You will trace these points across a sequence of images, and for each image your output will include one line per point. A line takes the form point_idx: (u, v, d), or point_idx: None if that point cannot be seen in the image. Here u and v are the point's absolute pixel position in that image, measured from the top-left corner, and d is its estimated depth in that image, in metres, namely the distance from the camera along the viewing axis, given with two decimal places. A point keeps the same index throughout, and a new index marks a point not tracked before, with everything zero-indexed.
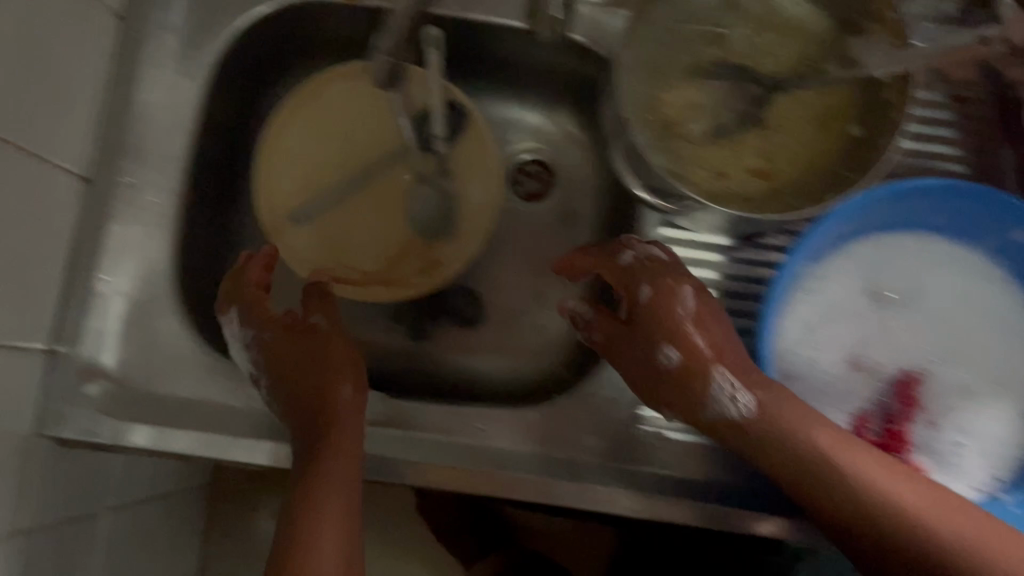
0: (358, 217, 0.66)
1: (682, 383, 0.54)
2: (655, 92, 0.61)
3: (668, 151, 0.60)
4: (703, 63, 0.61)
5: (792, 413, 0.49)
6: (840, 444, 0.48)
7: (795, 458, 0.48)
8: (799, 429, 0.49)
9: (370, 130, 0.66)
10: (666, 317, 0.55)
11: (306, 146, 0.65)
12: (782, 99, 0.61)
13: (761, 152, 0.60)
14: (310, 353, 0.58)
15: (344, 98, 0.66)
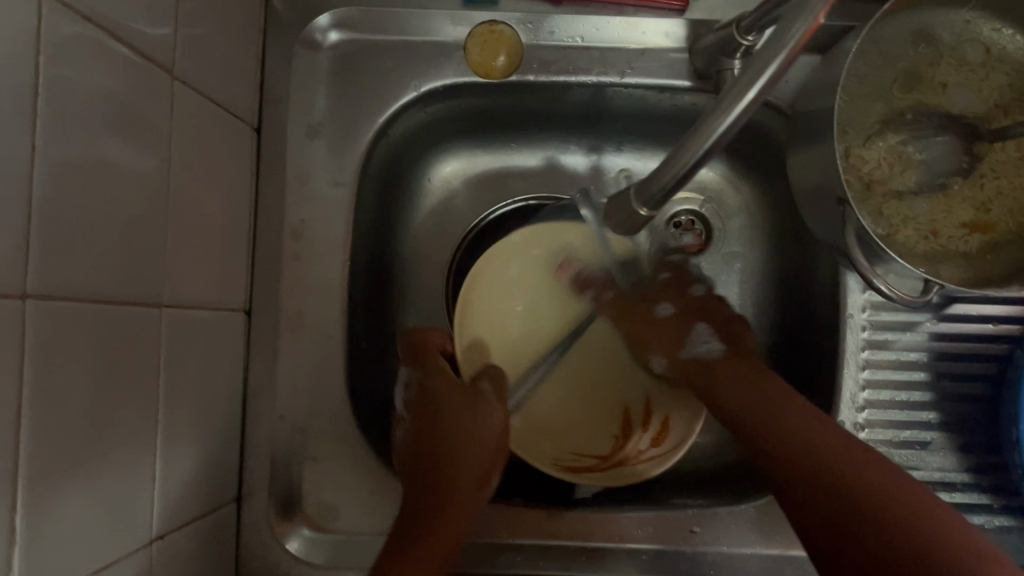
0: (571, 395, 0.64)
1: (761, 425, 0.51)
2: (852, 150, 0.55)
3: (874, 215, 0.54)
4: (905, 110, 0.55)
5: (854, 461, 0.46)
6: (911, 496, 0.43)
7: (855, 501, 0.44)
8: (856, 471, 0.45)
9: (561, 295, 0.64)
10: (693, 321, 0.62)
11: (504, 313, 0.63)
12: (1002, 144, 0.53)
13: (978, 204, 0.54)
14: (467, 401, 0.58)
15: (533, 266, 0.64)
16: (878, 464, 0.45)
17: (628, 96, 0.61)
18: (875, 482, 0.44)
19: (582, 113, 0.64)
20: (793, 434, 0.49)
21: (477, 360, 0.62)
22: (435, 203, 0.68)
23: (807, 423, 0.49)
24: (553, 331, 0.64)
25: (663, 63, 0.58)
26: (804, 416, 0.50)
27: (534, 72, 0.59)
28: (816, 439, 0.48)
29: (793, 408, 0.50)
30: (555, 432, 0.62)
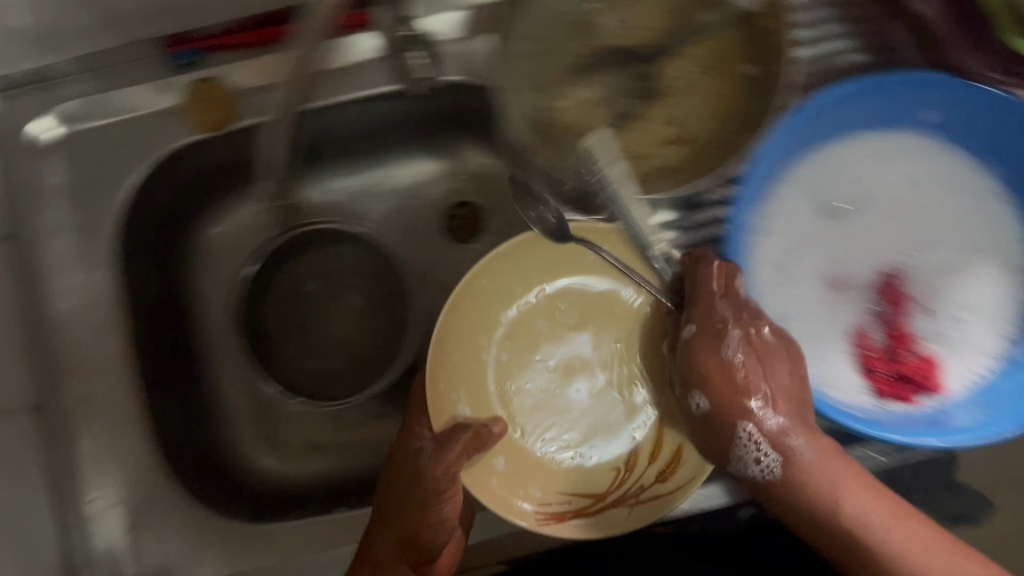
0: (563, 426, 0.62)
1: (813, 530, 0.49)
2: (545, 104, 0.59)
3: (582, 155, 0.58)
4: (583, 61, 0.59)
5: (938, 560, 0.47)
6: (917, 542, 0.47)
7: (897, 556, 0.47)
8: (901, 542, 0.47)
9: (538, 308, 0.63)
10: (738, 409, 0.50)
11: (483, 319, 0.62)
12: (669, 62, 0.58)
13: (670, 121, 0.58)
14: (412, 478, 0.56)
15: (556, 269, 0.63)
16: (931, 535, 0.48)
17: (355, 113, 0.64)
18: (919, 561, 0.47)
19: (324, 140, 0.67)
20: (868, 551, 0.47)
21: (442, 410, 0.59)
22: (214, 257, 0.68)
23: (879, 517, 0.48)
24: (553, 352, 0.63)
25: (366, 74, 0.62)
26: (853, 500, 0.48)
27: (259, 116, 0.63)
28: (921, 544, 0.47)
29: (891, 524, 0.48)
30: (571, 469, 0.61)
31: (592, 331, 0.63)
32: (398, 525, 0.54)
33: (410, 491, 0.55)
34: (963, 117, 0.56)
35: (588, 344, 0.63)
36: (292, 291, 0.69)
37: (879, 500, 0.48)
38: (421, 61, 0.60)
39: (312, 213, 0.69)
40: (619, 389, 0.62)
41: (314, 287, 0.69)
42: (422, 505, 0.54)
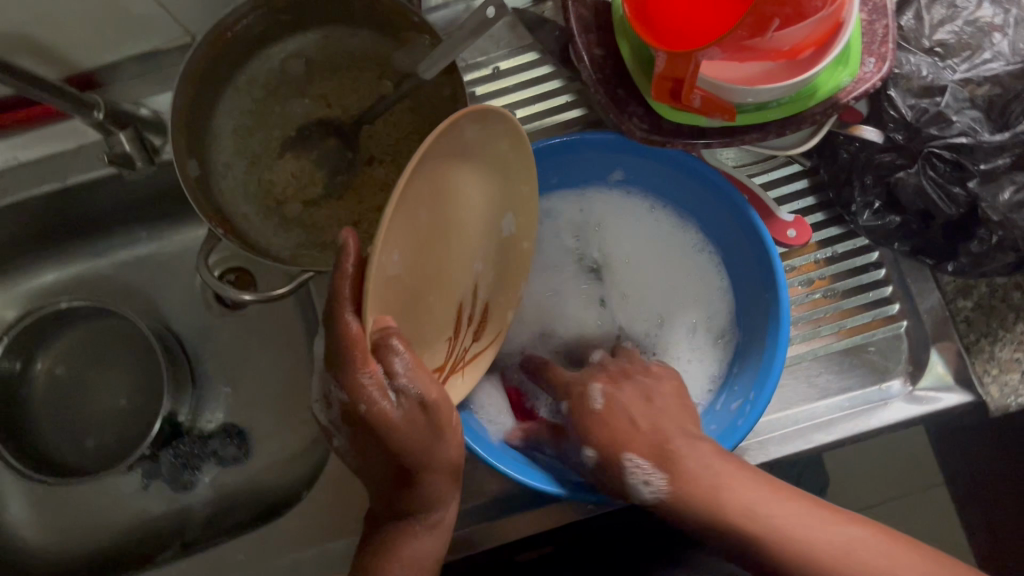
0: (439, 272, 0.45)
1: (731, 545, 0.45)
2: (260, 180, 0.61)
3: (297, 229, 0.61)
4: (294, 134, 0.60)
5: (819, 520, 0.44)
6: (857, 555, 0.42)
7: (811, 545, 0.43)
8: (824, 534, 0.43)
9: (496, 148, 0.45)
10: (616, 453, 0.50)
11: (437, 165, 0.41)
12: (377, 129, 0.60)
13: (381, 187, 0.60)
14: (420, 421, 0.41)
15: (471, 145, 0.43)
16: (827, 518, 0.44)
17: (96, 191, 0.66)
18: (837, 538, 0.43)
19: (78, 219, 0.69)
20: (745, 524, 0.44)
21: (377, 301, 0.38)
22: None
23: (750, 494, 0.45)
24: (467, 200, 0.45)
25: (92, 156, 0.63)
26: (738, 486, 0.46)
27: None
28: (803, 523, 0.43)
29: (769, 494, 0.45)
30: (426, 329, 0.45)
31: (468, 181, 0.45)
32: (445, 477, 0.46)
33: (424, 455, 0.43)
34: (684, 189, 0.60)
35: (474, 229, 0.48)
36: (53, 376, 0.70)
37: (752, 485, 0.46)
38: (129, 142, 0.60)
39: (83, 286, 0.73)
40: (497, 255, 0.52)
41: (78, 367, 0.70)
42: (434, 432, 0.43)
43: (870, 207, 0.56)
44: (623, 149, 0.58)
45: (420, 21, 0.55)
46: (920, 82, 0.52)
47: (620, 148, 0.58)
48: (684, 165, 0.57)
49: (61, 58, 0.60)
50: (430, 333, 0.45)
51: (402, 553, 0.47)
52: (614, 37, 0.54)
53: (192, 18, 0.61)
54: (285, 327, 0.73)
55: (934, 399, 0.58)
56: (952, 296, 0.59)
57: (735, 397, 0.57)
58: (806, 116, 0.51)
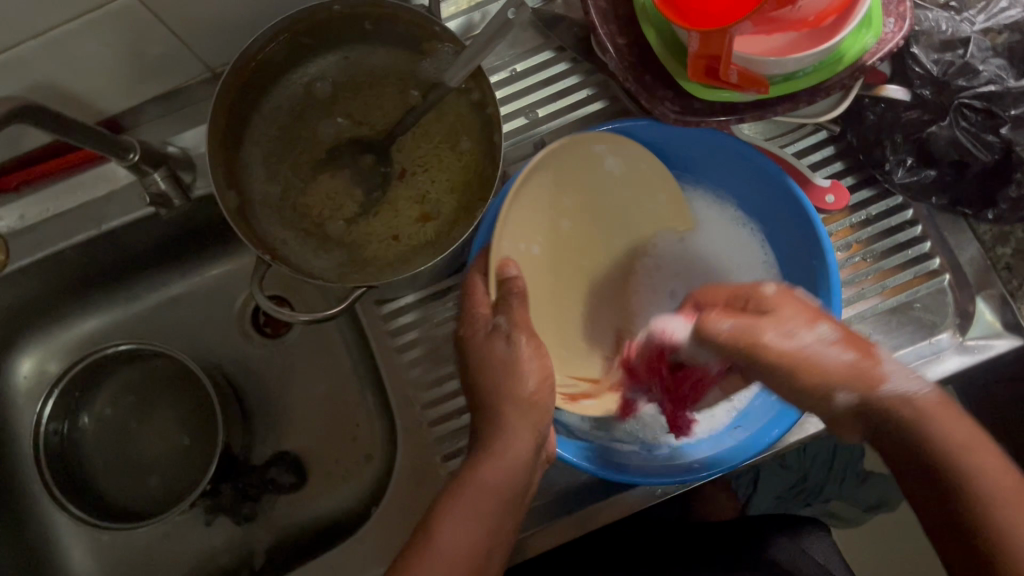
0: (580, 277, 0.61)
1: (881, 423, 0.46)
2: (296, 205, 0.61)
3: (337, 249, 0.61)
4: (325, 155, 0.61)
5: (991, 461, 0.41)
6: (970, 447, 0.42)
7: (968, 471, 0.41)
8: (985, 465, 0.41)
9: (657, 180, 0.62)
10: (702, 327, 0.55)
11: (582, 175, 0.59)
12: (407, 142, 0.61)
13: (417, 199, 0.61)
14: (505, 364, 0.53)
15: (620, 181, 0.61)
16: (1011, 475, 0.41)
17: (131, 233, 0.66)
18: (1001, 486, 0.40)
19: (115, 262, 0.69)
20: (924, 433, 0.43)
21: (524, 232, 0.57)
22: (34, 393, 0.71)
23: (943, 425, 0.43)
24: (620, 218, 0.62)
25: (125, 199, 0.64)
26: (934, 423, 0.43)
27: (26, 255, 0.63)
28: (978, 462, 0.41)
29: (965, 430, 0.42)
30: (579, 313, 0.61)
31: (616, 166, 0.60)
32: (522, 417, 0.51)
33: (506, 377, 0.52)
34: (716, 165, 0.61)
35: (624, 240, 0.62)
36: (104, 423, 0.70)
37: (949, 417, 0.43)
38: (164, 179, 0.61)
39: (123, 330, 0.73)
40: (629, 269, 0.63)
41: (128, 411, 0.70)
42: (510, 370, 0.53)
43: (904, 163, 0.56)
44: (656, 127, 0.59)
45: (441, 30, 0.56)
46: (940, 37, 0.54)
47: (652, 127, 0.59)
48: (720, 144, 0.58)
49: (88, 104, 0.60)
50: (572, 319, 0.60)
51: (481, 470, 0.49)
52: (635, 25, 0.54)
53: (214, 54, 0.62)
54: (328, 350, 0.73)
55: (987, 347, 0.58)
56: (990, 244, 0.60)
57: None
58: (836, 82, 0.52)
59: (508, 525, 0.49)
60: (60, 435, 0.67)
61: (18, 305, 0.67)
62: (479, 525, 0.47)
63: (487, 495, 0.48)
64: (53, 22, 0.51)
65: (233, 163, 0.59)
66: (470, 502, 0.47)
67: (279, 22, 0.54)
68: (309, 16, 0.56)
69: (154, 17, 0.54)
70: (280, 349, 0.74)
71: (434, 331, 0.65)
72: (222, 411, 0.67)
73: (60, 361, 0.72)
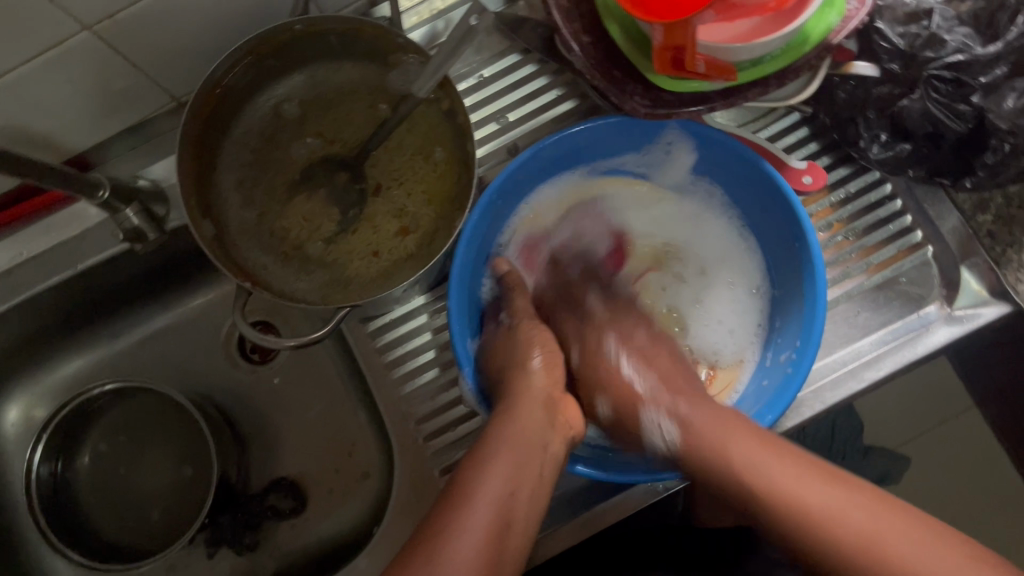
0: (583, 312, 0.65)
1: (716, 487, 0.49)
2: (273, 228, 0.60)
3: (318, 270, 0.60)
4: (299, 177, 0.60)
5: (863, 518, 0.43)
6: (816, 515, 0.44)
7: (853, 534, 0.43)
8: (864, 523, 0.43)
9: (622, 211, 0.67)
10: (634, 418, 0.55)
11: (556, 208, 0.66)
12: (380, 157, 0.60)
13: (395, 213, 0.60)
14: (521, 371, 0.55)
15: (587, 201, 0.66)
16: (907, 528, 0.43)
17: (108, 270, 0.65)
18: (886, 541, 0.42)
19: (95, 301, 0.69)
20: (780, 510, 0.45)
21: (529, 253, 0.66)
22: (22, 440, 0.70)
23: (806, 501, 0.45)
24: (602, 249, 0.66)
25: (100, 237, 0.63)
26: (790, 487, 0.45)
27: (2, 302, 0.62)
28: (868, 525, 0.43)
29: (822, 490, 0.45)
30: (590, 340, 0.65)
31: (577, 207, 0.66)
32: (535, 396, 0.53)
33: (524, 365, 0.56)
34: (692, 155, 0.61)
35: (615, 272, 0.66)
36: (95, 465, 0.69)
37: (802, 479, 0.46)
38: (136, 215, 0.60)
39: (109, 369, 0.73)
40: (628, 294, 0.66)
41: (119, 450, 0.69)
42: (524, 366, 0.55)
43: (880, 140, 0.57)
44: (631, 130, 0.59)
45: (405, 42, 0.55)
46: (905, 10, 0.54)
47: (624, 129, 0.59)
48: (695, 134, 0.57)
49: (54, 144, 0.60)
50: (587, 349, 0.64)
51: (508, 443, 0.49)
52: (599, 22, 0.54)
53: (178, 84, 0.61)
54: (318, 371, 0.73)
55: (974, 315, 0.58)
56: (971, 213, 0.60)
57: (782, 350, 0.58)
58: (802, 63, 0.52)
59: (535, 499, 0.48)
60: (53, 480, 0.66)
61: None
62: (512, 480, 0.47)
63: (521, 450, 0.48)
64: (11, 64, 0.50)
65: (206, 192, 0.58)
66: (497, 475, 0.47)
67: (240, 47, 0.53)
68: (270, 38, 0.55)
69: (113, 51, 0.53)
70: (269, 375, 0.73)
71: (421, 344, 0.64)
72: (215, 442, 0.66)
73: (47, 405, 0.71)
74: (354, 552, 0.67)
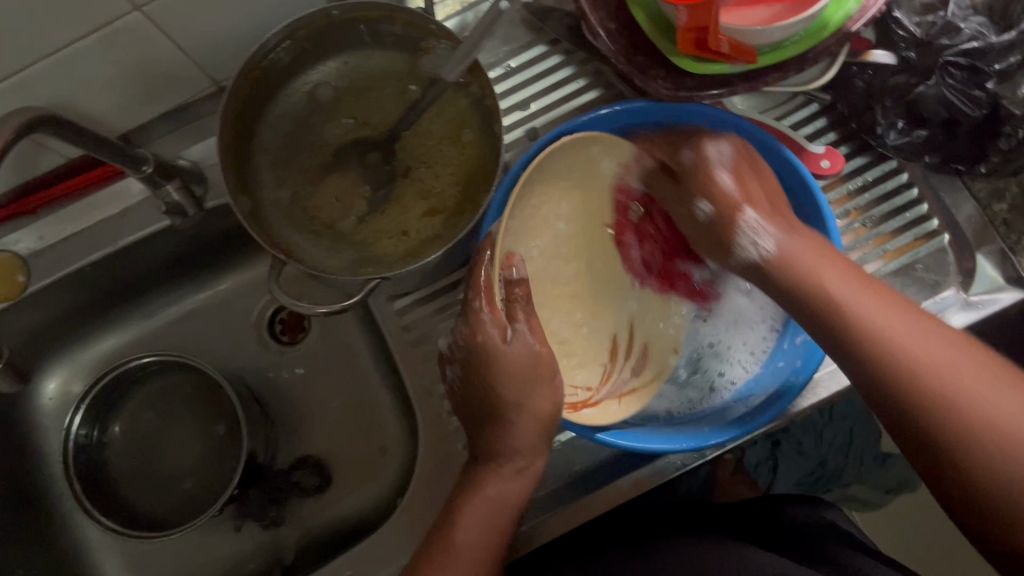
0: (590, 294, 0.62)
1: (830, 345, 0.49)
2: (305, 208, 0.63)
3: (347, 248, 0.63)
4: (332, 157, 0.63)
5: (922, 341, 0.45)
6: (926, 368, 0.44)
7: (939, 385, 0.43)
8: (942, 363, 0.44)
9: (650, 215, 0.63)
10: (735, 211, 0.56)
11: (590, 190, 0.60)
12: (410, 139, 0.62)
13: (424, 193, 0.62)
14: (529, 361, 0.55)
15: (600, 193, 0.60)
16: (995, 378, 0.43)
17: (146, 248, 0.68)
18: (919, 348, 0.45)
19: (135, 279, 0.71)
20: (881, 357, 0.46)
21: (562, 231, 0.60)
22: (59, 413, 0.73)
23: (886, 328, 0.46)
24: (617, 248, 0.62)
25: (141, 214, 0.65)
26: (865, 306, 0.48)
27: (48, 275, 0.64)
28: (927, 349, 0.45)
29: (886, 308, 0.47)
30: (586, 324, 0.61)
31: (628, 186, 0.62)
32: (523, 437, 0.55)
33: (517, 397, 0.55)
34: None
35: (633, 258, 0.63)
36: (129, 436, 0.71)
37: (880, 300, 0.48)
38: (177, 191, 0.63)
39: (144, 346, 0.75)
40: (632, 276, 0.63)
41: (152, 423, 0.72)
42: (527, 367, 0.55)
43: (897, 127, 0.58)
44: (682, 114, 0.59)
45: (437, 28, 0.58)
46: (921, 1, 0.55)
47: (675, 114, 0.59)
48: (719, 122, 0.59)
49: (101, 123, 0.62)
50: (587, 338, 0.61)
51: (487, 491, 0.54)
52: (625, 10, 0.56)
53: (220, 69, 0.64)
54: (346, 352, 0.75)
55: (990, 301, 0.59)
56: (986, 201, 0.62)
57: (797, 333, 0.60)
58: (821, 49, 0.53)
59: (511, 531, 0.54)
60: (89, 449, 0.68)
61: (44, 325, 0.69)
62: (486, 527, 0.53)
63: (492, 502, 0.54)
64: (63, 41, 0.53)
65: (242, 171, 0.60)
66: (471, 524, 0.53)
67: (283, 29, 0.55)
68: (309, 22, 0.58)
69: (161, 32, 0.56)
70: (298, 355, 0.75)
71: (448, 323, 0.66)
72: (246, 417, 0.68)
73: (83, 380, 0.74)
74: (377, 526, 0.69)
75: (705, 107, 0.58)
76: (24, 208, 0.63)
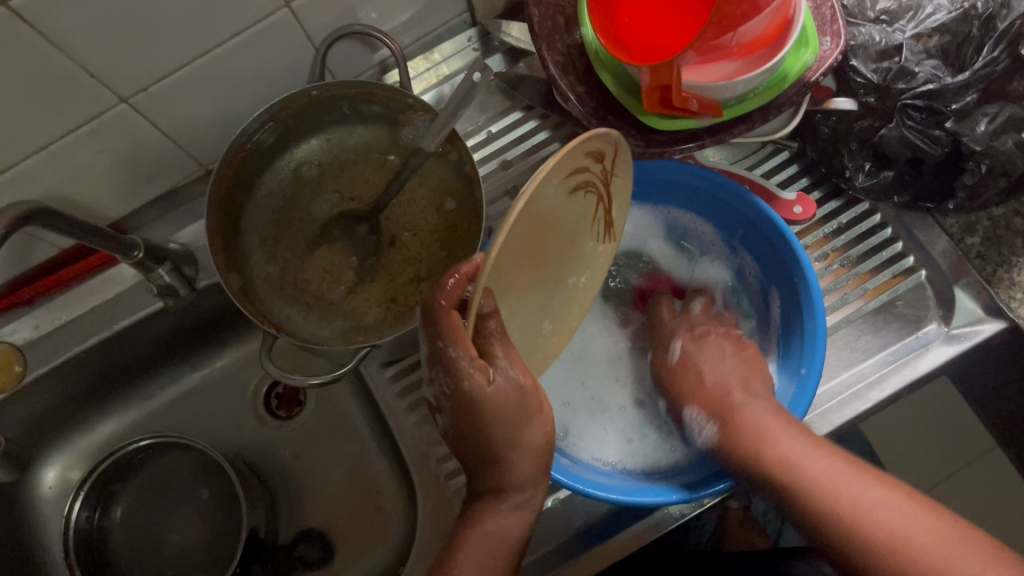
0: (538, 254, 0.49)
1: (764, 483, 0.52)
2: (296, 281, 0.64)
3: (338, 318, 0.63)
4: (319, 232, 0.64)
5: (812, 459, 0.50)
6: (844, 520, 0.46)
7: (868, 529, 0.45)
8: (887, 518, 0.45)
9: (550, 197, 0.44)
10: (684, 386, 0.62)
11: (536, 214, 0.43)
12: (395, 209, 0.64)
13: (410, 261, 0.64)
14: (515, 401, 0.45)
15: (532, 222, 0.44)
16: (901, 493, 0.47)
17: (139, 332, 0.69)
18: (867, 502, 0.46)
19: (133, 362, 0.72)
20: (839, 521, 0.46)
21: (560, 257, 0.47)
22: (59, 501, 0.72)
23: (840, 494, 0.48)
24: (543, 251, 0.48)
25: (134, 299, 0.67)
26: (788, 444, 0.52)
27: (43, 364, 0.65)
28: (832, 477, 0.49)
29: (808, 450, 0.51)
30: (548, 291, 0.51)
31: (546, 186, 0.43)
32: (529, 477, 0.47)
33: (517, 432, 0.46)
34: (688, 196, 0.64)
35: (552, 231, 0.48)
36: (129, 520, 0.71)
37: (748, 433, 0.54)
38: (168, 274, 0.64)
39: (141, 428, 0.76)
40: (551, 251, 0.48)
41: (151, 506, 0.72)
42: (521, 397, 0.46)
43: (864, 168, 0.61)
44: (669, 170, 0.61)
45: (414, 101, 0.60)
46: (876, 48, 0.57)
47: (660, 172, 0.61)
48: (689, 174, 0.61)
49: (93, 212, 0.64)
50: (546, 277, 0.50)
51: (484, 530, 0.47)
52: (592, 75, 0.59)
53: (210, 155, 0.66)
54: (344, 420, 0.76)
55: (973, 333, 0.60)
56: (959, 235, 0.61)
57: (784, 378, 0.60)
58: (783, 100, 0.55)
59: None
60: (88, 536, 0.68)
61: (41, 412, 0.69)
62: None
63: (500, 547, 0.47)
64: (55, 134, 0.54)
65: (230, 248, 0.62)
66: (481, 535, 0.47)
67: (265, 110, 0.58)
68: (291, 103, 0.60)
69: (149, 122, 0.58)
70: (296, 429, 0.76)
71: None
72: (245, 492, 0.68)
73: (81, 467, 0.74)
74: None
75: (681, 165, 0.61)
76: (20, 298, 0.64)
